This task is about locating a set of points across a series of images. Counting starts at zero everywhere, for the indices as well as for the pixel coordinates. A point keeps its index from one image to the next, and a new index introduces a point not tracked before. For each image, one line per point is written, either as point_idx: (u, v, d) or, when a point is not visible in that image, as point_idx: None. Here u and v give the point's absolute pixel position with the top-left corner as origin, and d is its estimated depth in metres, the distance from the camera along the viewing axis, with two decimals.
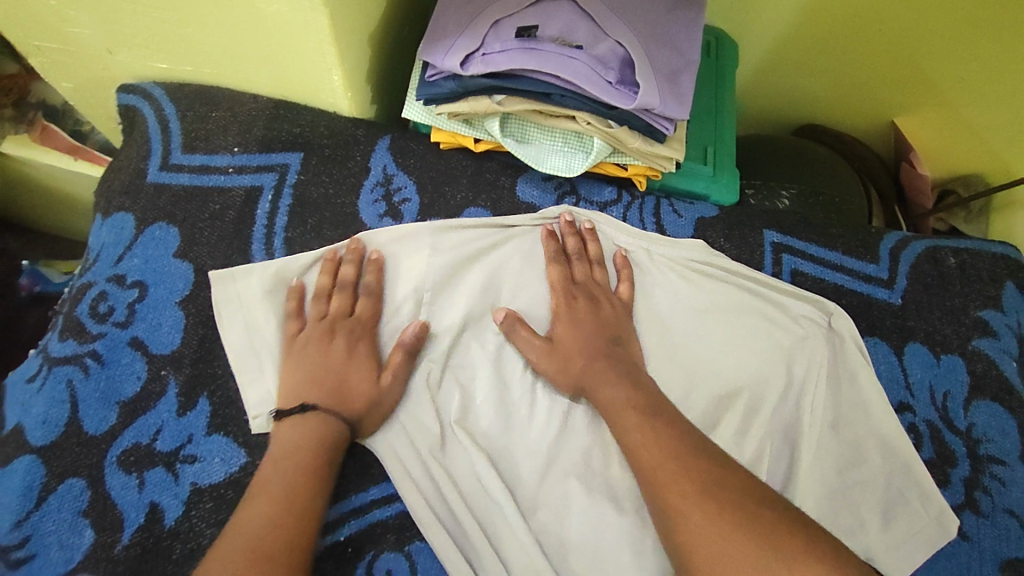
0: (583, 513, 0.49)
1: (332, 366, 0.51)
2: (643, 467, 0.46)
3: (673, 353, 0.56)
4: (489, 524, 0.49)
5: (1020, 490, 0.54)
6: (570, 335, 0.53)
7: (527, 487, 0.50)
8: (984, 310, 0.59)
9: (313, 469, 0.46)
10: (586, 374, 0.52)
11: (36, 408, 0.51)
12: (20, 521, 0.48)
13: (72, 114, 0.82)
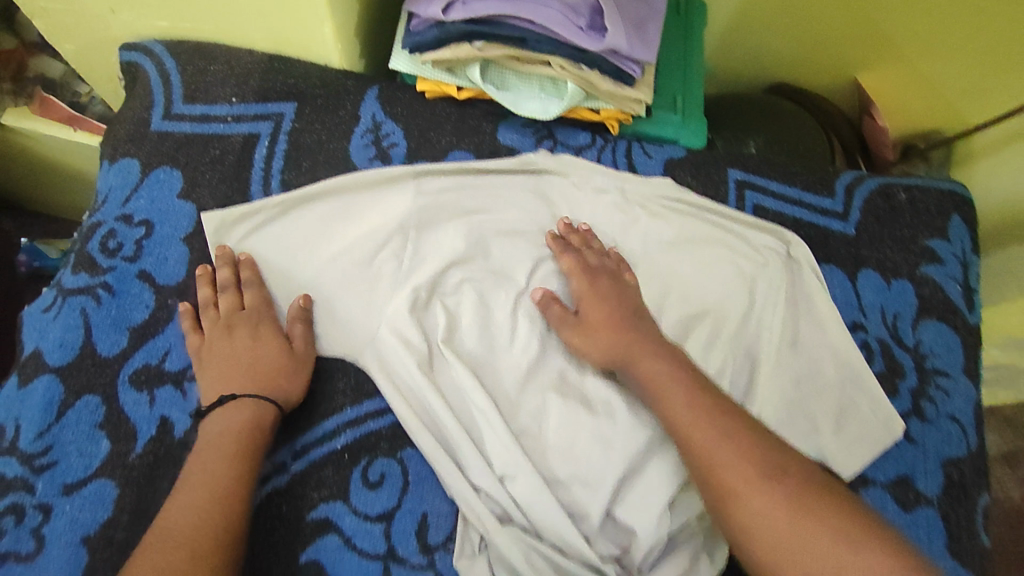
0: (560, 418, 0.53)
1: (240, 354, 0.53)
2: (694, 449, 0.46)
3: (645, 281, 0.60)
4: (475, 431, 0.53)
5: (961, 398, 0.60)
6: (594, 319, 0.55)
7: (508, 397, 0.55)
8: (932, 239, 0.64)
9: (236, 455, 0.48)
10: (621, 351, 0.53)
11: (52, 333, 0.55)
12: (43, 432, 0.52)
13: (69, 85, 0.86)
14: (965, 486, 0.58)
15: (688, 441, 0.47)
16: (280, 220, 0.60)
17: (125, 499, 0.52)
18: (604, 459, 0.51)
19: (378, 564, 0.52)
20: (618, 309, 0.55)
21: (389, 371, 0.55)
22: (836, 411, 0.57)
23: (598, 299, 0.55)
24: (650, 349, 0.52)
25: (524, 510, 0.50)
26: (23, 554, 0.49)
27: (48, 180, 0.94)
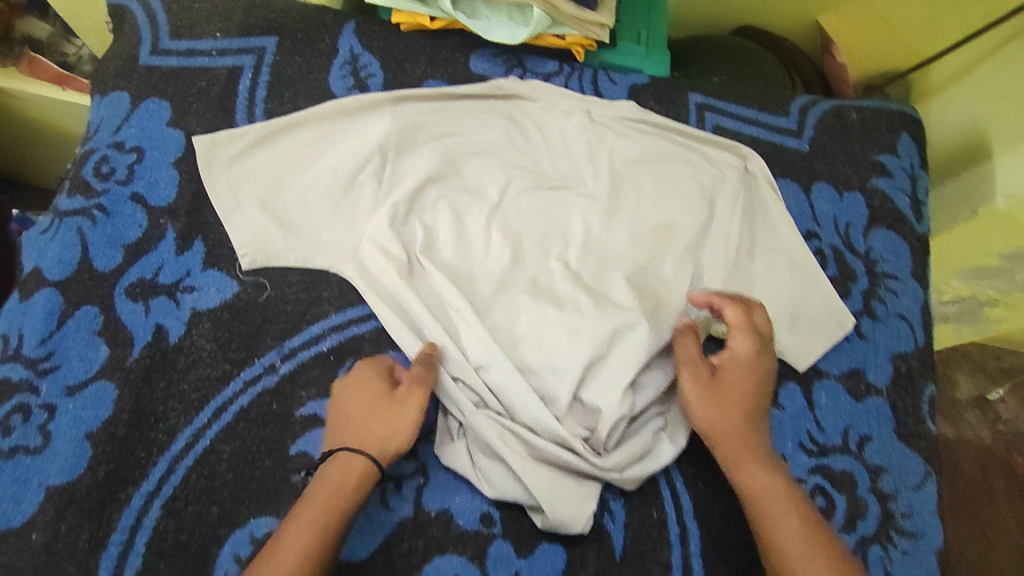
0: (532, 316, 0.58)
1: (364, 400, 0.52)
2: (775, 536, 0.49)
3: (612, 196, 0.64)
4: (454, 329, 0.57)
5: (909, 298, 0.64)
6: (727, 394, 0.54)
7: (485, 299, 0.59)
8: (882, 155, 0.68)
9: (324, 510, 0.47)
10: (735, 450, 0.53)
11: (51, 251, 0.58)
12: (46, 339, 0.56)
13: (59, 47, 0.89)
14: (913, 378, 0.62)
15: (766, 514, 0.50)
16: (264, 145, 0.63)
17: (124, 400, 0.55)
18: (573, 349, 0.56)
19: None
20: (745, 404, 0.54)
21: (372, 280, 0.59)
22: (791, 309, 0.61)
23: (738, 374, 0.54)
24: (765, 457, 0.52)
25: (498, 396, 0.55)
26: (31, 447, 0.53)
27: (36, 142, 0.96)
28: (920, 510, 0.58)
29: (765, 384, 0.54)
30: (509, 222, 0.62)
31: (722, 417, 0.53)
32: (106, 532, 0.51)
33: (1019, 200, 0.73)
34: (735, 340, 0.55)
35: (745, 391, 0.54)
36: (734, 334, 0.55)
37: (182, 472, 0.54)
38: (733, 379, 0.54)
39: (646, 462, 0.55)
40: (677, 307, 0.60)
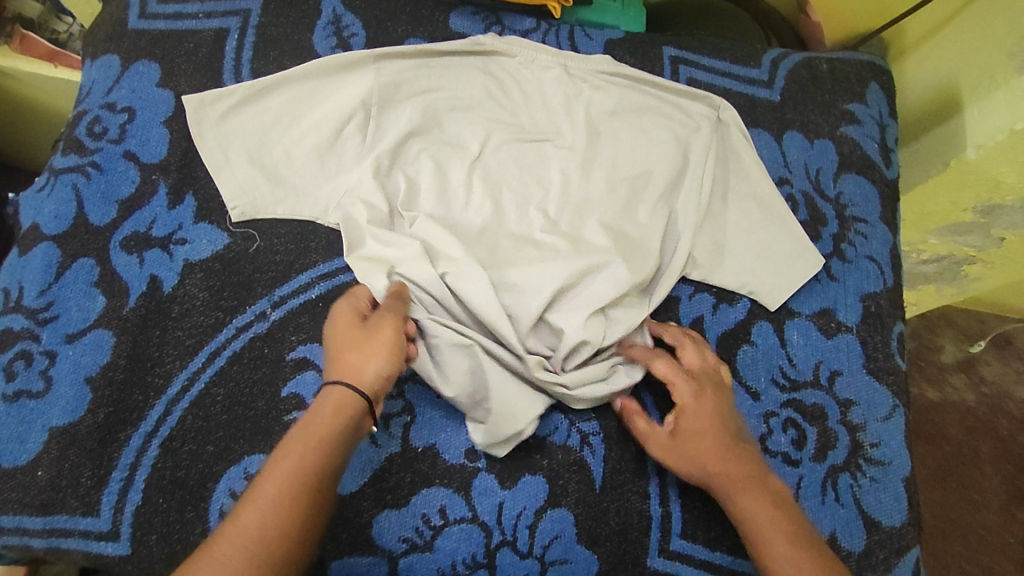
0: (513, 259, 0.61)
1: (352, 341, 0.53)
2: (757, 528, 0.51)
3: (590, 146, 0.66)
4: None
5: (878, 241, 0.66)
6: (693, 444, 0.54)
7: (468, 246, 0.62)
8: (850, 104, 0.70)
9: (319, 447, 0.47)
10: (720, 483, 0.53)
11: (48, 207, 0.61)
12: (45, 290, 0.58)
13: (48, 24, 0.89)
14: (882, 315, 0.64)
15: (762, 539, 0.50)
16: (252, 102, 0.65)
17: (121, 346, 0.57)
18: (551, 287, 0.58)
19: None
20: (715, 442, 0.54)
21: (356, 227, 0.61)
22: (761, 250, 0.64)
23: (697, 421, 0.54)
24: (750, 483, 0.52)
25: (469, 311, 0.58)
26: (34, 391, 0.55)
27: (34, 125, 0.98)
28: (890, 441, 0.60)
29: (716, 409, 0.55)
30: (489, 172, 0.65)
31: (700, 461, 0.53)
32: (107, 470, 0.53)
33: (987, 149, 0.75)
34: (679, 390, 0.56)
35: (710, 428, 0.54)
36: (680, 385, 0.56)
37: (178, 414, 0.55)
38: (699, 423, 0.54)
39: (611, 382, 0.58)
40: (653, 249, 0.62)
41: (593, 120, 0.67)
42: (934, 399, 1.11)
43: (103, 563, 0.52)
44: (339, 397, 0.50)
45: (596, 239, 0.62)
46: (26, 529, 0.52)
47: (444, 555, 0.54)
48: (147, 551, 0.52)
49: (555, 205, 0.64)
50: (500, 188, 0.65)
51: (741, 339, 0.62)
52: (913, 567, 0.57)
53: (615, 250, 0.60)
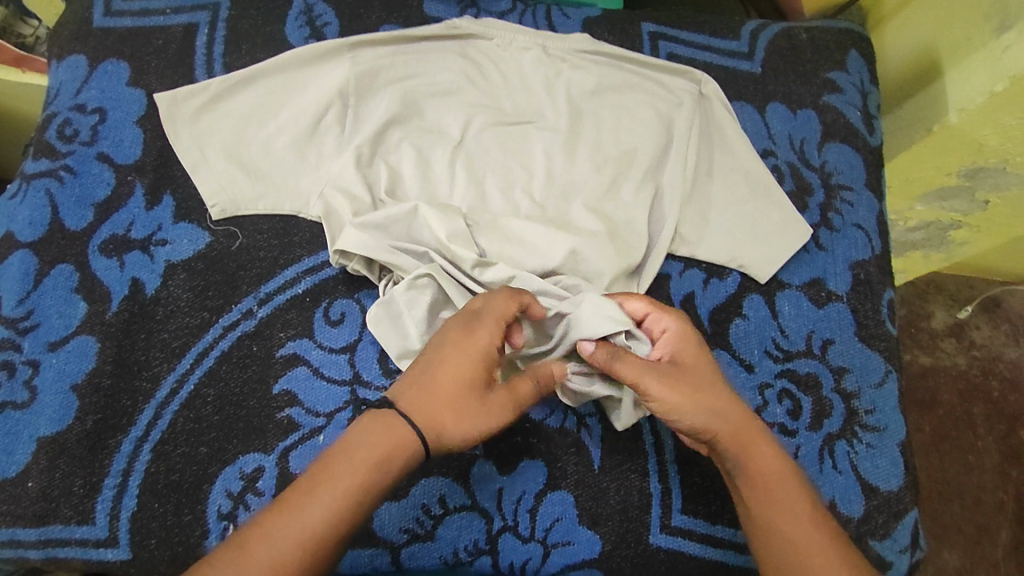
0: (501, 244, 0.60)
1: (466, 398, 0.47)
2: (760, 476, 0.48)
3: (573, 128, 0.66)
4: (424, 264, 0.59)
5: (864, 208, 0.66)
6: (688, 375, 0.50)
7: None
8: (832, 72, 0.70)
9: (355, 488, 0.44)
10: (738, 431, 0.49)
11: (22, 214, 0.59)
12: (23, 298, 0.57)
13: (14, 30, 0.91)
14: (871, 283, 0.64)
15: (778, 492, 0.48)
16: (227, 97, 0.64)
17: (106, 352, 0.56)
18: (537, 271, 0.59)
19: (346, 388, 0.57)
20: (711, 380, 0.50)
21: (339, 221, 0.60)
22: (748, 223, 0.64)
23: (687, 354, 0.51)
24: (760, 429, 0.50)
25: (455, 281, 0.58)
26: (19, 402, 0.54)
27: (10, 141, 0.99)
28: (885, 406, 0.60)
29: (700, 341, 0.52)
30: (472, 158, 0.64)
31: (708, 392, 0.49)
32: (100, 477, 0.53)
33: (969, 112, 0.76)
34: (662, 322, 0.53)
35: (702, 365, 0.51)
36: (662, 315, 0.53)
37: (168, 417, 0.55)
38: (685, 357, 0.51)
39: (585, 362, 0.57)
40: (640, 228, 0.62)
41: (574, 100, 0.67)
42: (925, 364, 1.12)
43: (103, 570, 0.52)
44: (404, 451, 0.45)
45: (583, 221, 0.62)
46: (21, 541, 0.51)
47: (445, 543, 0.53)
48: (147, 555, 0.52)
49: (538, 188, 0.64)
50: (483, 174, 0.64)
51: (732, 313, 0.62)
52: (912, 529, 0.58)
53: (600, 232, 0.61)
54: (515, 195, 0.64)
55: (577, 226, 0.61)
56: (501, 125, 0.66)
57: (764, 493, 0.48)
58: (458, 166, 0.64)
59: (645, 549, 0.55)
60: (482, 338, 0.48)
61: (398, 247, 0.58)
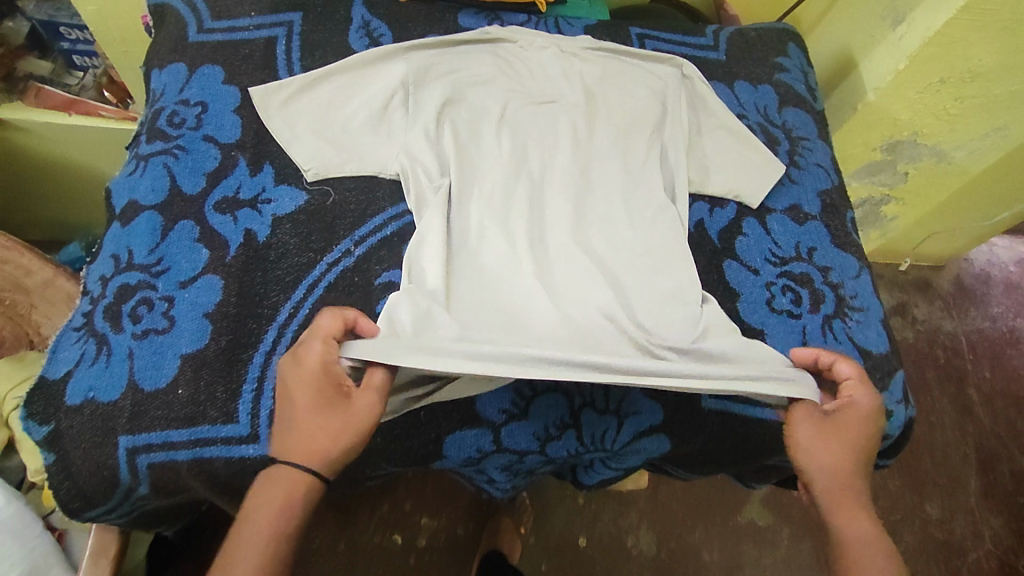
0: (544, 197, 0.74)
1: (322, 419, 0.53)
2: (846, 536, 0.55)
3: (590, 104, 0.81)
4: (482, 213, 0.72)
5: (820, 152, 0.84)
6: (837, 437, 0.59)
7: (505, 186, 0.73)
8: (779, 58, 0.90)
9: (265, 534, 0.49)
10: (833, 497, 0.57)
11: (143, 183, 0.70)
12: (154, 248, 0.66)
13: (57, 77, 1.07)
14: (836, 206, 0.81)
15: (858, 557, 0.53)
16: (309, 89, 0.76)
17: (230, 287, 0.65)
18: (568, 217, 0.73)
19: None
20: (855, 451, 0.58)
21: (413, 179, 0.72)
22: (738, 164, 0.80)
23: (850, 422, 0.59)
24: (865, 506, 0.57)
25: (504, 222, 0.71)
26: (160, 328, 0.63)
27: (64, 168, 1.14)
28: (863, 292, 0.75)
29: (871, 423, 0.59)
30: (513, 129, 0.78)
31: (840, 456, 0.58)
32: (238, 383, 0.62)
33: (882, 90, 0.97)
34: (857, 393, 0.60)
35: (853, 444, 0.58)
36: (856, 387, 0.60)
37: (291, 334, 0.65)
38: (849, 426, 0.59)
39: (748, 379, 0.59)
40: (656, 174, 0.77)
41: (588, 85, 0.82)
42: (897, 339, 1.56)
43: (244, 464, 0.60)
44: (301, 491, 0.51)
45: (610, 176, 0.76)
46: (174, 443, 0.59)
47: (537, 419, 0.64)
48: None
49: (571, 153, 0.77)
50: (522, 141, 0.77)
51: (735, 232, 0.77)
52: (903, 386, 0.72)
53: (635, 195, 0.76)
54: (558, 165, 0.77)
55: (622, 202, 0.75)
56: (530, 108, 0.80)
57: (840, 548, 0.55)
58: (502, 135, 0.77)
59: (699, 412, 0.67)
60: (309, 393, 0.53)
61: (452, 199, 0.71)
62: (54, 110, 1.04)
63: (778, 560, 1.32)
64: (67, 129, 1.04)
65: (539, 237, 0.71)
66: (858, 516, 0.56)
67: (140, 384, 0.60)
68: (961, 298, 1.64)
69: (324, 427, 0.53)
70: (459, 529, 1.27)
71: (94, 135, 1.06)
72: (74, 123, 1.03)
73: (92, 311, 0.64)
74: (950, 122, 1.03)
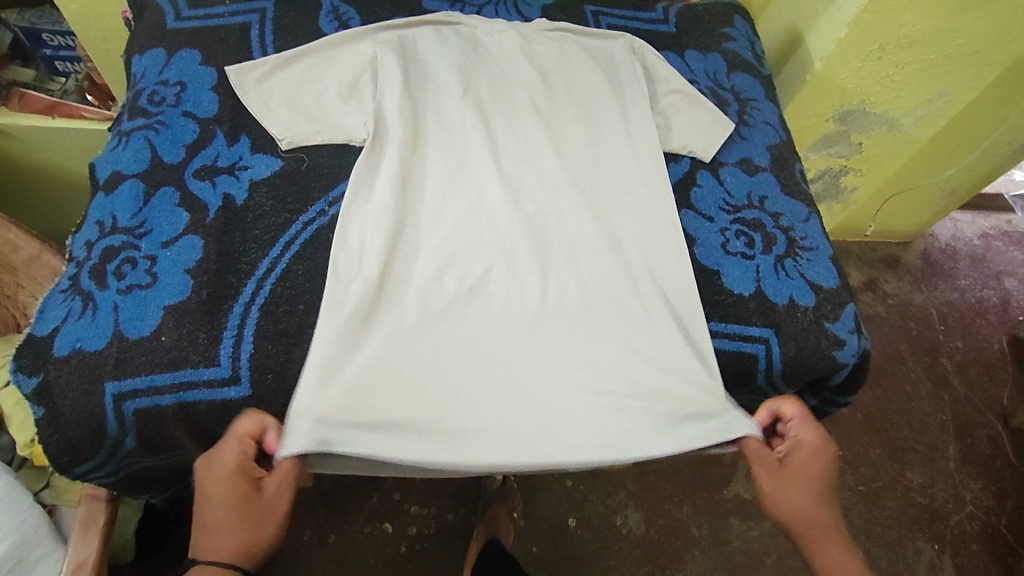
0: (501, 181, 0.76)
1: (244, 511, 0.57)
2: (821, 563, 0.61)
3: (550, 86, 0.84)
4: (441, 201, 0.75)
5: (767, 111, 0.90)
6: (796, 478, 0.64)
7: (464, 174, 0.77)
8: (725, 28, 0.96)
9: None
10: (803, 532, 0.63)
11: (126, 155, 0.74)
12: (136, 213, 0.70)
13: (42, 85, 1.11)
14: (785, 158, 0.86)
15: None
16: (281, 68, 0.78)
17: (210, 246, 0.69)
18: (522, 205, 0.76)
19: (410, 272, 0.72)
20: (815, 485, 0.64)
21: (379, 156, 0.75)
22: (691, 122, 0.84)
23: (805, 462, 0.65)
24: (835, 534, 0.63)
25: (462, 211, 0.74)
26: (144, 283, 0.66)
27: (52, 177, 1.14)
28: (812, 234, 0.80)
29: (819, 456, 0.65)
30: (477, 113, 0.80)
31: (801, 491, 0.63)
32: (219, 331, 0.65)
33: (828, 58, 1.03)
34: (801, 431, 0.66)
35: (812, 477, 0.64)
36: (801, 426, 0.66)
37: (269, 286, 0.68)
38: (803, 465, 0.65)
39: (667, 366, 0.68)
40: (611, 150, 0.81)
41: (545, 69, 0.85)
42: (869, 313, 1.56)
43: (227, 406, 0.64)
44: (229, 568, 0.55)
45: (572, 163, 0.80)
46: (158, 387, 0.62)
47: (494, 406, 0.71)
48: (265, 389, 0.64)
49: (531, 148, 0.80)
50: (483, 125, 0.79)
51: (691, 184, 0.81)
52: (854, 317, 0.76)
53: (615, 193, 0.78)
54: (523, 158, 0.79)
55: (602, 203, 0.78)
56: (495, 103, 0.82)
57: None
58: (467, 116, 0.79)
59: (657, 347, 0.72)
60: (225, 491, 0.57)
61: (414, 185, 0.74)
62: (38, 114, 1.05)
63: (765, 532, 1.24)
64: (51, 133, 1.03)
65: (495, 224, 0.74)
66: (828, 544, 0.62)
67: (125, 333, 0.63)
68: (929, 271, 1.66)
69: (250, 520, 0.56)
70: (448, 516, 1.18)
71: (79, 140, 1.06)
72: (58, 127, 1.02)
73: (77, 273, 0.67)
74: (896, 89, 1.08)
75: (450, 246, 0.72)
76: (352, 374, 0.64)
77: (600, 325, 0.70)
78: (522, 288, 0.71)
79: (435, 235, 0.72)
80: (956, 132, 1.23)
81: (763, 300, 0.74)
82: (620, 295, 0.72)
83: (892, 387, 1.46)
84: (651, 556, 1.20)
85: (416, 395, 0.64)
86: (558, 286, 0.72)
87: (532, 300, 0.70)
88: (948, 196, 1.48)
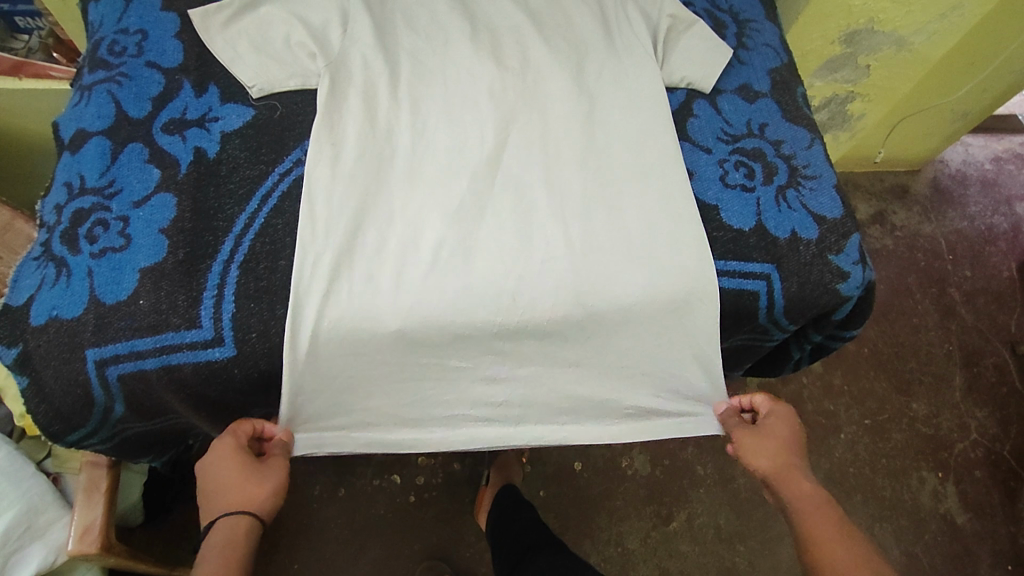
0: (481, 133, 0.72)
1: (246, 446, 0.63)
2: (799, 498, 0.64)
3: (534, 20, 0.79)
4: (419, 156, 0.70)
5: (766, 33, 0.86)
6: (772, 435, 0.69)
7: (441, 126, 0.72)
8: None
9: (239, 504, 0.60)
10: (780, 473, 0.66)
11: (89, 112, 0.70)
12: (105, 171, 0.67)
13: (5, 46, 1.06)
14: (786, 83, 0.82)
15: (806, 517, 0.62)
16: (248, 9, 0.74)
17: (184, 204, 0.66)
18: (500, 161, 0.71)
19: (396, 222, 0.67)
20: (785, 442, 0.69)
21: (350, 105, 0.70)
22: (686, 50, 0.79)
23: (782, 420, 0.70)
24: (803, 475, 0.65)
25: (440, 166, 0.70)
26: (117, 246, 0.63)
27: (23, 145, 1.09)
28: (815, 161, 0.77)
29: (796, 422, 0.70)
30: (453, 58, 0.75)
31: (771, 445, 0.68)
32: (199, 291, 0.63)
33: None
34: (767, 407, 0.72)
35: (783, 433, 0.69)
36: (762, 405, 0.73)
37: (247, 243, 0.65)
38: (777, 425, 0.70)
39: (643, 329, 0.69)
40: (598, 90, 0.76)
41: (531, 9, 0.80)
42: (876, 247, 1.52)
43: (213, 367, 0.62)
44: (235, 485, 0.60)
45: (567, 122, 0.74)
46: (140, 351, 0.61)
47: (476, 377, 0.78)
48: (250, 348, 0.63)
49: (519, 100, 0.74)
50: (464, 70, 0.74)
51: (688, 115, 0.77)
52: (859, 248, 0.73)
53: (605, 144, 0.74)
54: (506, 101, 0.74)
55: (589, 153, 0.73)
56: (484, 50, 0.75)
57: (799, 517, 0.62)
58: (446, 64, 0.74)
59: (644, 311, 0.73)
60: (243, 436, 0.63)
61: (390, 136, 0.70)
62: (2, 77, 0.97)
63: None
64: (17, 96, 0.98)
65: (475, 187, 0.69)
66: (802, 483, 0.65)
67: (101, 298, 0.61)
68: (939, 200, 1.60)
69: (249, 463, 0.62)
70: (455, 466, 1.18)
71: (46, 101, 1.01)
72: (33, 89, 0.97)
73: (49, 239, 0.65)
74: (905, 5, 1.01)
75: (429, 211, 0.68)
76: (329, 361, 0.64)
77: (577, 297, 0.67)
78: (509, 253, 0.67)
79: (409, 188, 0.69)
80: (969, 47, 1.17)
81: (764, 235, 0.71)
82: (604, 254, 0.68)
83: (899, 321, 1.43)
84: (656, 496, 1.20)
85: (389, 376, 0.67)
86: (541, 252, 0.67)
87: (510, 267, 0.66)
88: (960, 118, 1.42)
